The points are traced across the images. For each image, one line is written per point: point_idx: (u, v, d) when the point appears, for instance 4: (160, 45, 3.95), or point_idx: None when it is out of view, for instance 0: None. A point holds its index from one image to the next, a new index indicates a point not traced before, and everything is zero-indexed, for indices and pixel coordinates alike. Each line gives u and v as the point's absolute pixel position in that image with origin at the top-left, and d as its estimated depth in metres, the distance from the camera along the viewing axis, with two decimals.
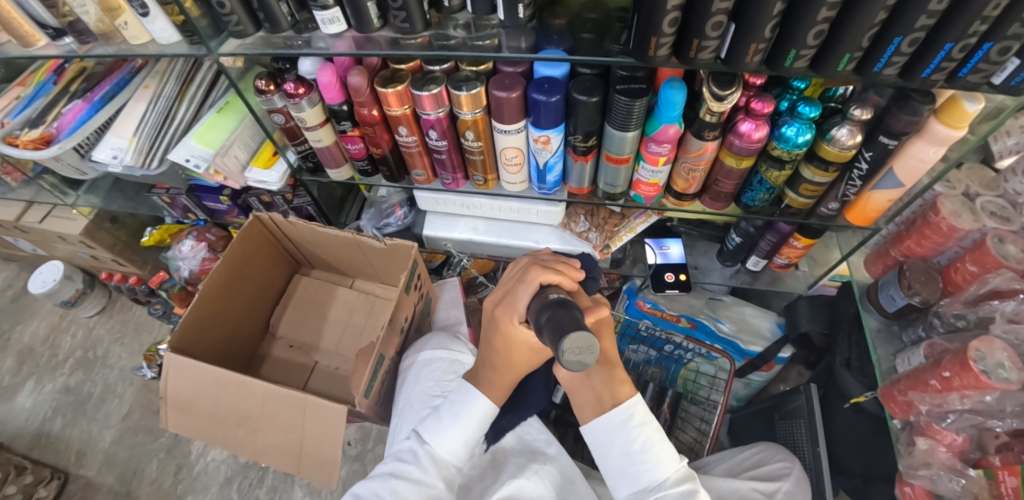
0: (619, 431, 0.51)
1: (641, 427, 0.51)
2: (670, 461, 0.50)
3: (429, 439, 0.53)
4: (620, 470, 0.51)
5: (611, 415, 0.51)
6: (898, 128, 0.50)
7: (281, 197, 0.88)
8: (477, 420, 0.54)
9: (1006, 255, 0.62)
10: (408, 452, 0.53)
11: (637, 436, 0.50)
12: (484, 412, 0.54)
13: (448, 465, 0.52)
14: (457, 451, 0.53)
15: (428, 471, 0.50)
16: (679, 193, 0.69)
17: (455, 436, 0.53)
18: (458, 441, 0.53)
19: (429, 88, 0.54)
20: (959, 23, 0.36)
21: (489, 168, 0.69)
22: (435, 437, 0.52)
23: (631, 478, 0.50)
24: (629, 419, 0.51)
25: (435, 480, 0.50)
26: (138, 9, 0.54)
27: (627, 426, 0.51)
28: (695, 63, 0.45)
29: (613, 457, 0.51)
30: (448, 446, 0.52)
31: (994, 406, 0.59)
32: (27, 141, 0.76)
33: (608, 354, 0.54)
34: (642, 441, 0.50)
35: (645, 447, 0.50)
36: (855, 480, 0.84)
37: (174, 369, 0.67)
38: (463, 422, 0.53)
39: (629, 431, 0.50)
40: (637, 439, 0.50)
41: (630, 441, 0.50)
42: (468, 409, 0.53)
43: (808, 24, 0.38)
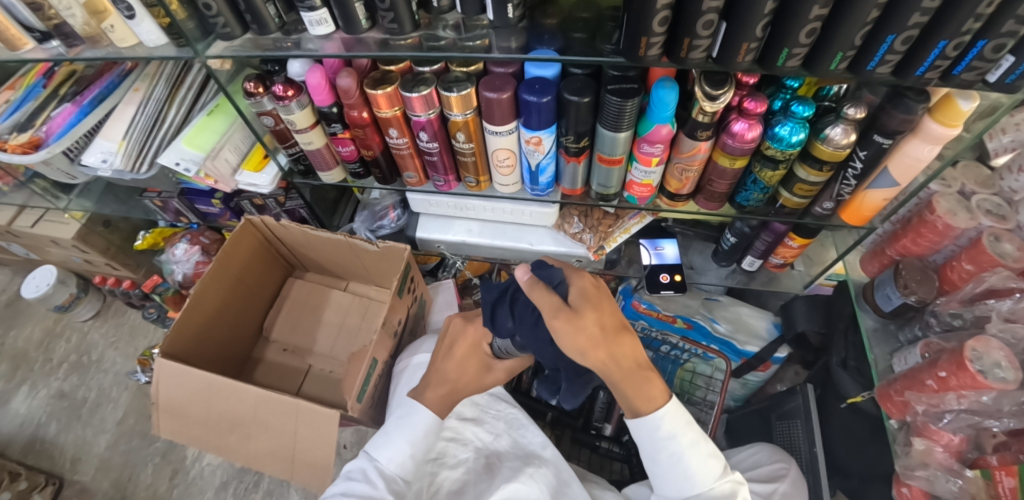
0: (658, 442, 0.50)
1: (675, 439, 0.50)
2: (706, 474, 0.51)
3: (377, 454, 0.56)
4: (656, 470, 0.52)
5: (644, 424, 0.49)
6: (892, 126, 0.49)
7: (274, 200, 0.88)
8: (424, 434, 0.56)
9: (1002, 253, 0.61)
10: (361, 470, 0.55)
11: (671, 449, 0.50)
12: (431, 425, 0.57)
13: (396, 479, 0.54)
14: (404, 464, 0.55)
15: (378, 486, 0.52)
16: (673, 194, 0.68)
17: (404, 450, 0.55)
18: (406, 454, 0.55)
19: (418, 89, 0.53)
20: (952, 21, 0.36)
21: (481, 169, 0.69)
22: (382, 453, 0.55)
23: (668, 484, 0.51)
24: (660, 430, 0.49)
25: (384, 493, 0.52)
26: (124, 12, 0.53)
27: (663, 438, 0.50)
28: (686, 62, 0.44)
29: (650, 459, 0.51)
30: (396, 460, 0.55)
31: (991, 406, 0.59)
32: (15, 145, 0.75)
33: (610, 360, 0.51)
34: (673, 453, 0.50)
35: (679, 459, 0.50)
36: (853, 480, 0.83)
37: (166, 375, 0.66)
38: (410, 436, 0.56)
39: (665, 443, 0.50)
40: (670, 451, 0.50)
41: (665, 452, 0.50)
42: (413, 423, 0.56)
43: (801, 22, 0.38)
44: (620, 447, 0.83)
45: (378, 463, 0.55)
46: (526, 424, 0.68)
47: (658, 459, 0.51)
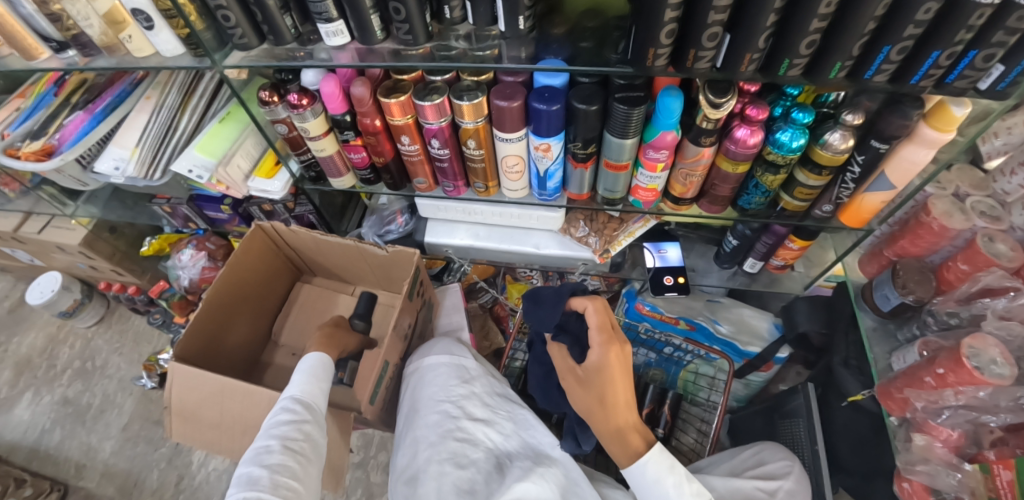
0: (649, 485, 0.53)
1: (660, 482, 0.53)
2: None
3: (296, 394, 0.55)
4: None
5: (633, 467, 0.53)
6: (889, 132, 0.51)
7: (282, 205, 0.88)
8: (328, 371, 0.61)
9: (996, 254, 0.63)
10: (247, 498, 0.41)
11: (658, 489, 0.53)
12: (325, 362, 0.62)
13: (316, 408, 0.55)
14: (317, 395, 0.57)
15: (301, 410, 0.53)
16: (677, 198, 0.70)
17: (309, 383, 0.58)
18: (316, 385, 0.58)
19: (431, 97, 0.55)
20: (946, 31, 0.38)
21: (490, 175, 0.70)
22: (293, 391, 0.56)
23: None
24: (645, 476, 0.53)
25: (307, 415, 0.52)
26: (143, 23, 0.55)
27: (644, 480, 0.53)
28: (692, 72, 0.46)
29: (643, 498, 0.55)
30: (308, 391, 0.56)
31: (988, 401, 0.61)
32: (29, 153, 0.76)
33: (591, 414, 0.55)
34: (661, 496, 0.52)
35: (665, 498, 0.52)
36: (855, 478, 0.85)
37: (179, 378, 0.67)
38: (314, 371, 0.59)
39: (646, 487, 0.54)
40: (656, 490, 0.53)
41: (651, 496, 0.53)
42: (312, 363, 0.61)
43: (801, 34, 0.40)
44: None
45: (299, 398, 0.55)
46: (535, 425, 0.68)
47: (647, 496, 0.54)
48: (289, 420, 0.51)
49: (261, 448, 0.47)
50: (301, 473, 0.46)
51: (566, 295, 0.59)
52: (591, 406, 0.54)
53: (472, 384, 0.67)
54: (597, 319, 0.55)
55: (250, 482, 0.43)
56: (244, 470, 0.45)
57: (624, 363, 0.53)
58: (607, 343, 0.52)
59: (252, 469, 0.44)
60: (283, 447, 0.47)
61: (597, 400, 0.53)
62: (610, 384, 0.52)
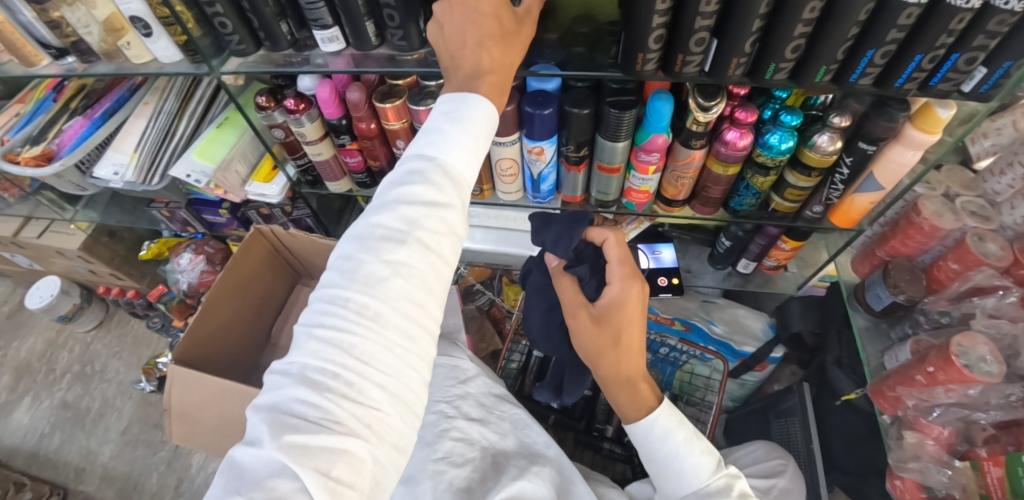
0: (656, 442, 0.50)
1: (670, 437, 0.50)
2: (700, 471, 0.50)
3: (441, 157, 0.38)
4: (655, 470, 0.51)
5: (641, 424, 0.50)
6: (876, 133, 0.52)
7: (280, 210, 0.90)
8: (491, 126, 0.40)
9: (985, 253, 0.64)
10: (349, 302, 0.33)
11: (667, 446, 0.50)
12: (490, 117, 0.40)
13: (465, 186, 0.39)
14: (471, 165, 0.39)
15: (445, 191, 0.37)
16: (669, 200, 0.70)
17: (459, 146, 0.38)
18: (473, 152, 0.39)
19: (425, 103, 0.56)
20: (927, 35, 0.39)
21: (484, 179, 0.71)
22: (439, 155, 0.38)
23: (666, 482, 0.51)
24: (655, 431, 0.50)
25: (452, 201, 0.38)
26: (142, 30, 0.56)
27: (652, 438, 0.50)
28: (680, 76, 0.47)
29: (648, 458, 0.51)
30: (458, 157, 0.38)
31: (978, 399, 0.62)
32: (28, 158, 0.77)
33: (598, 359, 0.50)
34: (668, 453, 0.50)
35: (673, 457, 0.49)
36: (850, 476, 0.86)
37: (178, 381, 0.68)
38: (470, 127, 0.38)
39: (653, 445, 0.50)
40: (664, 448, 0.50)
41: (656, 453, 0.50)
42: (473, 112, 0.39)
43: (786, 39, 0.41)
44: (622, 447, 0.87)
45: (447, 167, 0.38)
46: (531, 424, 0.68)
47: (654, 457, 0.51)
48: (427, 200, 0.37)
49: (378, 229, 0.36)
50: (431, 281, 0.37)
51: (584, 221, 0.53)
52: (597, 349, 0.50)
53: (468, 383, 0.69)
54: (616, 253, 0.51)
55: (350, 282, 0.34)
56: (349, 244, 0.37)
57: (642, 306, 0.50)
58: (629, 279, 0.50)
59: (362, 262, 0.35)
60: (409, 241, 0.35)
61: (612, 340, 0.49)
62: (624, 328, 0.49)
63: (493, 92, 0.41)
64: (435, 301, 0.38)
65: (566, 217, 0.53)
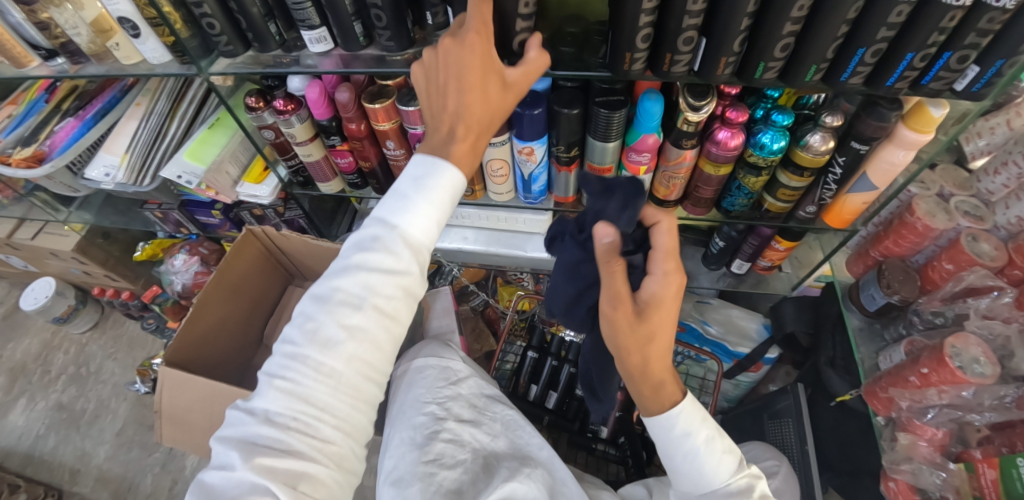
0: (674, 440, 0.44)
1: (691, 436, 0.44)
2: (720, 472, 0.44)
3: (402, 224, 0.40)
4: (670, 467, 0.46)
5: (659, 421, 0.45)
6: (868, 133, 0.52)
7: (273, 211, 0.90)
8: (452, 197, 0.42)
9: (979, 253, 0.64)
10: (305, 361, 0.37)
11: (686, 446, 0.44)
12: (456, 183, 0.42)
13: (424, 251, 0.42)
14: (432, 231, 0.42)
15: (404, 259, 0.40)
16: (661, 201, 0.70)
17: (422, 212, 0.40)
18: (434, 219, 0.41)
19: (414, 103, 0.56)
20: (917, 33, 0.39)
21: (476, 179, 0.71)
22: (400, 220, 0.40)
23: (681, 481, 0.46)
24: (674, 429, 0.44)
25: (409, 268, 0.40)
26: (130, 31, 0.55)
27: (670, 437, 0.45)
28: (669, 76, 0.47)
29: (664, 454, 0.46)
30: (417, 224, 0.40)
31: (971, 400, 0.62)
32: (20, 160, 0.76)
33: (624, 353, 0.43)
34: (687, 453, 0.44)
35: (693, 457, 0.44)
36: (843, 477, 0.85)
37: (169, 383, 0.68)
38: (433, 194, 0.40)
39: (671, 444, 0.45)
40: (683, 447, 0.44)
41: (673, 452, 0.45)
42: (439, 180, 0.40)
43: (775, 38, 0.40)
44: (616, 449, 0.87)
45: (407, 235, 0.40)
46: (523, 426, 0.68)
47: (670, 456, 0.45)
48: (386, 268, 0.39)
49: (338, 292, 0.39)
50: (383, 342, 0.40)
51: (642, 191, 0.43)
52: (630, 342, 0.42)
53: (458, 385, 0.68)
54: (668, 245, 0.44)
55: (308, 342, 0.38)
56: (309, 301, 0.40)
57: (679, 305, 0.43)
58: (672, 272, 0.42)
59: (324, 323, 0.38)
60: (366, 306, 0.39)
61: (643, 339, 0.42)
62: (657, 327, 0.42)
63: (460, 158, 0.42)
64: (386, 359, 0.41)
65: (628, 183, 0.44)
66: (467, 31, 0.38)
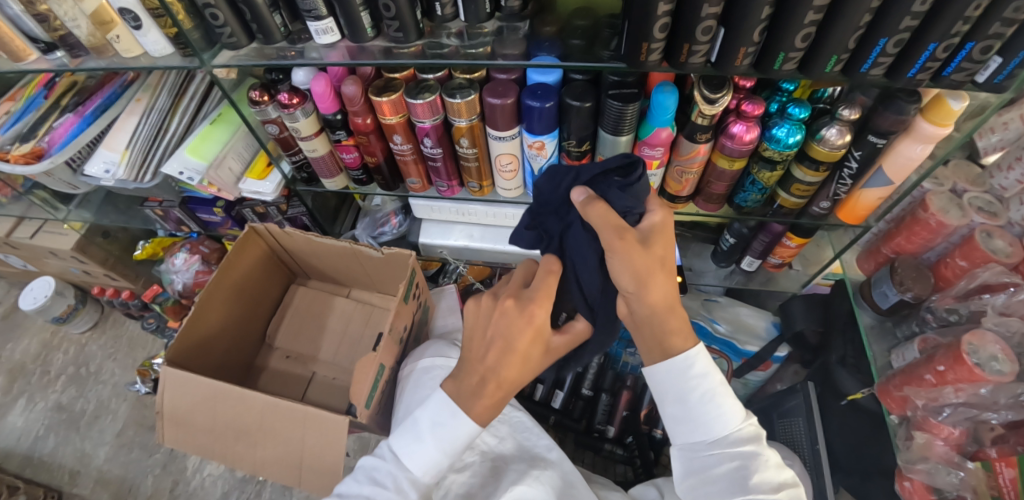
0: (688, 384, 0.45)
1: (706, 378, 0.45)
2: (734, 416, 0.44)
3: (410, 458, 0.47)
4: (679, 420, 0.46)
5: (674, 364, 0.45)
6: (885, 127, 0.51)
7: (275, 208, 0.88)
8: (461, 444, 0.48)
9: (994, 249, 0.63)
10: None
11: (700, 389, 0.44)
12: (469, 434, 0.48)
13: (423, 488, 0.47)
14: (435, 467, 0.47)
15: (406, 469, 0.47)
16: (673, 196, 0.69)
17: (430, 447, 0.47)
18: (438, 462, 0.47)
19: (423, 96, 0.54)
20: (942, 23, 0.37)
21: (484, 175, 0.70)
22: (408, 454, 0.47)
23: (685, 430, 0.45)
24: (690, 370, 0.45)
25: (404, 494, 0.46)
26: (131, 23, 0.54)
27: (685, 377, 0.45)
28: (685, 67, 0.46)
29: (675, 405, 0.45)
30: (418, 461, 0.47)
31: (988, 398, 0.60)
32: (18, 156, 0.75)
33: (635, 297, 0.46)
34: (703, 394, 0.44)
35: (708, 399, 0.44)
36: (854, 477, 0.83)
37: (171, 383, 0.66)
38: (443, 437, 0.47)
39: (685, 385, 0.45)
40: (698, 390, 0.44)
41: (686, 395, 0.45)
42: (453, 429, 0.47)
43: (796, 27, 0.39)
44: (624, 449, 0.86)
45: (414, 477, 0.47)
46: (530, 427, 0.67)
47: (683, 403, 0.45)
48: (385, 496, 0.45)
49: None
50: None
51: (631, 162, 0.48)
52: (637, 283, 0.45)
53: None
54: (660, 222, 0.47)
55: None
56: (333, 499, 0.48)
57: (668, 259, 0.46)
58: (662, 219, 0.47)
59: None
60: None
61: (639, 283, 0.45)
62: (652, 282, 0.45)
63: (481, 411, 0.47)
64: None
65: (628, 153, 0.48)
66: (533, 301, 0.47)
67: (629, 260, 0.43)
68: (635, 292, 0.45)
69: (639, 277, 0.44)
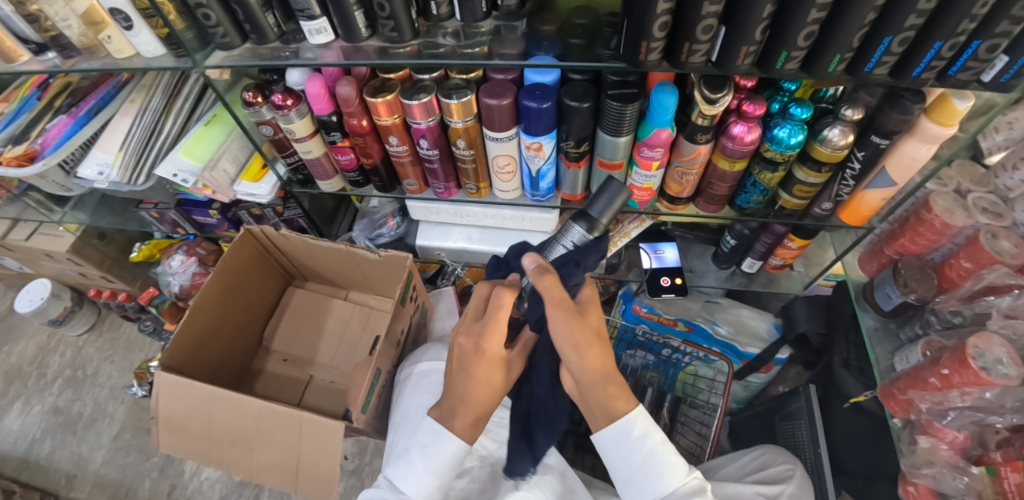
0: (629, 447, 0.45)
1: (648, 439, 0.45)
2: (677, 472, 0.45)
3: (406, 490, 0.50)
4: (624, 479, 0.46)
5: (614, 429, 0.46)
6: (889, 127, 0.50)
7: (271, 210, 0.87)
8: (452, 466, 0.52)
9: (1000, 251, 0.62)
10: None
11: (641, 451, 0.45)
12: (457, 453, 0.52)
13: None
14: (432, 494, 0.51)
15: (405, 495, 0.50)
16: (673, 197, 0.68)
17: (423, 478, 0.50)
18: (434, 486, 0.51)
19: (418, 96, 0.53)
20: (948, 21, 0.36)
21: (481, 176, 0.69)
22: (403, 483, 0.50)
23: (634, 491, 0.46)
24: (630, 434, 0.45)
25: None
26: (122, 23, 0.53)
27: (630, 441, 0.45)
28: (686, 66, 0.45)
29: (620, 468, 0.46)
30: (413, 485, 0.50)
31: (994, 402, 0.59)
32: (10, 158, 0.74)
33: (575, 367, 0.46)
34: (646, 455, 0.45)
35: (650, 460, 0.45)
36: (858, 480, 0.83)
37: (165, 389, 0.66)
38: (437, 466, 0.51)
39: (631, 449, 0.45)
40: (640, 452, 0.45)
41: (631, 457, 0.45)
42: (442, 451, 0.51)
43: (798, 25, 0.38)
44: None
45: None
46: None
47: (627, 465, 0.46)
48: None
49: None
50: None
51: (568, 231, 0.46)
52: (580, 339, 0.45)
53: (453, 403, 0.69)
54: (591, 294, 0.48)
55: None
56: None
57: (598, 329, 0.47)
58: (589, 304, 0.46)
59: None
60: None
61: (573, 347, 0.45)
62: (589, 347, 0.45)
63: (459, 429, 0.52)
64: None
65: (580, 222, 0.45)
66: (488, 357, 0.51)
67: (571, 334, 0.44)
68: (576, 363, 0.45)
69: (580, 349, 0.45)
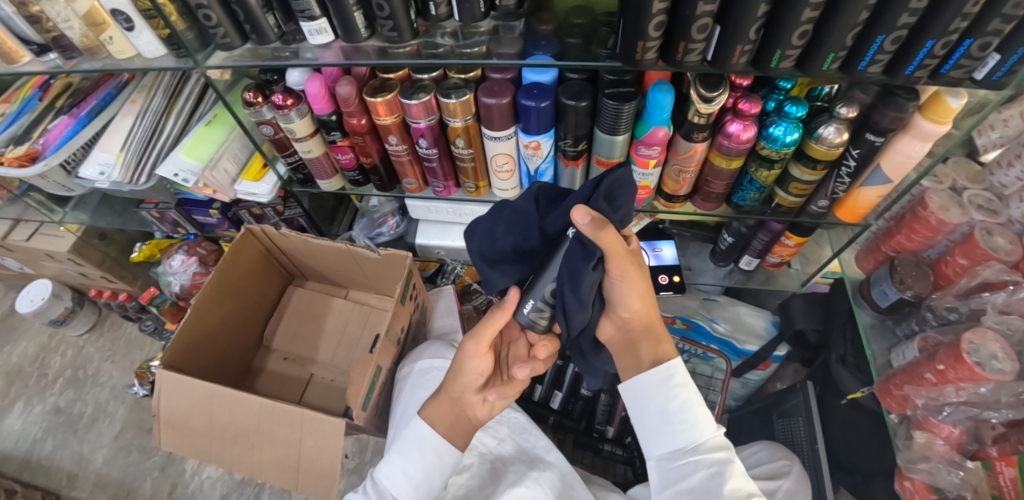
0: (664, 395, 0.47)
1: (685, 389, 0.47)
2: (709, 424, 0.46)
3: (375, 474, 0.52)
4: (653, 429, 0.47)
5: (654, 374, 0.48)
6: (884, 124, 0.50)
7: (272, 209, 0.88)
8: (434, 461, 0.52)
9: (994, 247, 0.63)
10: None
11: (678, 400, 0.46)
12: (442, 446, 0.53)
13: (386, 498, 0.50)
14: (401, 483, 0.51)
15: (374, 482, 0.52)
16: (670, 195, 0.69)
17: (400, 469, 0.51)
18: (401, 471, 0.51)
19: (418, 96, 0.54)
20: (939, 21, 0.37)
21: (480, 175, 0.69)
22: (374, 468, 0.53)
23: (662, 441, 0.46)
24: (670, 381, 0.47)
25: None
26: (124, 24, 0.54)
27: (667, 386, 0.47)
28: (682, 65, 0.45)
29: (654, 418, 0.47)
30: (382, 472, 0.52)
31: (989, 397, 0.60)
32: (12, 158, 0.74)
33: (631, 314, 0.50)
34: (682, 404, 0.46)
35: (685, 410, 0.46)
36: (856, 477, 0.83)
37: (166, 387, 0.66)
38: (404, 451, 0.52)
39: (667, 393, 0.47)
40: (678, 400, 0.46)
41: (667, 404, 0.47)
42: (407, 437, 0.52)
43: (793, 24, 0.39)
44: (623, 449, 0.86)
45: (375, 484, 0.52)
46: (530, 428, 0.66)
47: (662, 413, 0.47)
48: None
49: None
50: None
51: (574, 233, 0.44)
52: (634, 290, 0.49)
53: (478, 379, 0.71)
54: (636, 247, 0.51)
55: None
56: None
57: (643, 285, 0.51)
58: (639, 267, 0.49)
59: None
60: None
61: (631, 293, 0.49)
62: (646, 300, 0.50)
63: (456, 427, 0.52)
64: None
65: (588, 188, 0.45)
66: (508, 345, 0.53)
67: (631, 287, 0.48)
68: (637, 312, 0.50)
69: (641, 300, 0.50)
